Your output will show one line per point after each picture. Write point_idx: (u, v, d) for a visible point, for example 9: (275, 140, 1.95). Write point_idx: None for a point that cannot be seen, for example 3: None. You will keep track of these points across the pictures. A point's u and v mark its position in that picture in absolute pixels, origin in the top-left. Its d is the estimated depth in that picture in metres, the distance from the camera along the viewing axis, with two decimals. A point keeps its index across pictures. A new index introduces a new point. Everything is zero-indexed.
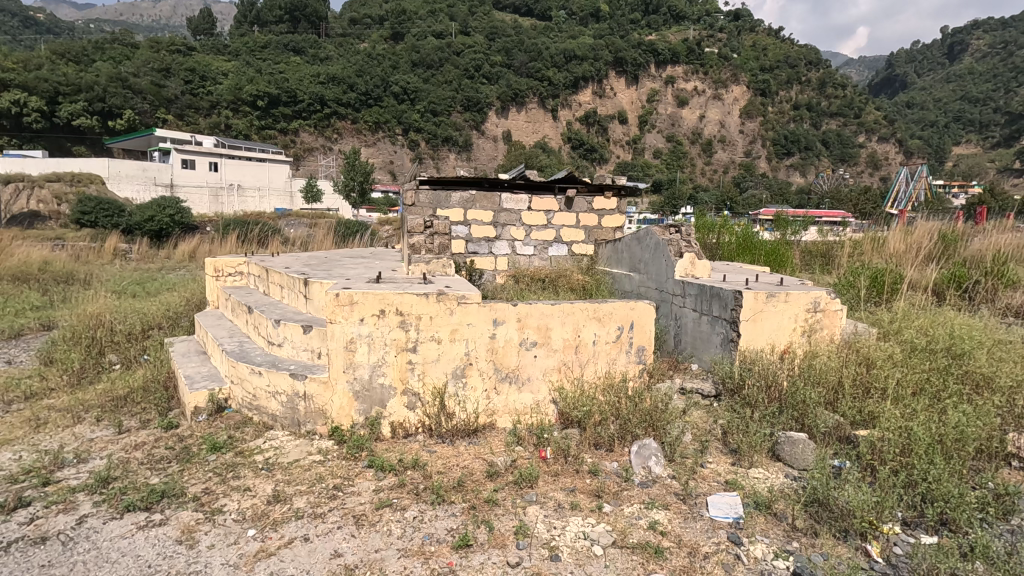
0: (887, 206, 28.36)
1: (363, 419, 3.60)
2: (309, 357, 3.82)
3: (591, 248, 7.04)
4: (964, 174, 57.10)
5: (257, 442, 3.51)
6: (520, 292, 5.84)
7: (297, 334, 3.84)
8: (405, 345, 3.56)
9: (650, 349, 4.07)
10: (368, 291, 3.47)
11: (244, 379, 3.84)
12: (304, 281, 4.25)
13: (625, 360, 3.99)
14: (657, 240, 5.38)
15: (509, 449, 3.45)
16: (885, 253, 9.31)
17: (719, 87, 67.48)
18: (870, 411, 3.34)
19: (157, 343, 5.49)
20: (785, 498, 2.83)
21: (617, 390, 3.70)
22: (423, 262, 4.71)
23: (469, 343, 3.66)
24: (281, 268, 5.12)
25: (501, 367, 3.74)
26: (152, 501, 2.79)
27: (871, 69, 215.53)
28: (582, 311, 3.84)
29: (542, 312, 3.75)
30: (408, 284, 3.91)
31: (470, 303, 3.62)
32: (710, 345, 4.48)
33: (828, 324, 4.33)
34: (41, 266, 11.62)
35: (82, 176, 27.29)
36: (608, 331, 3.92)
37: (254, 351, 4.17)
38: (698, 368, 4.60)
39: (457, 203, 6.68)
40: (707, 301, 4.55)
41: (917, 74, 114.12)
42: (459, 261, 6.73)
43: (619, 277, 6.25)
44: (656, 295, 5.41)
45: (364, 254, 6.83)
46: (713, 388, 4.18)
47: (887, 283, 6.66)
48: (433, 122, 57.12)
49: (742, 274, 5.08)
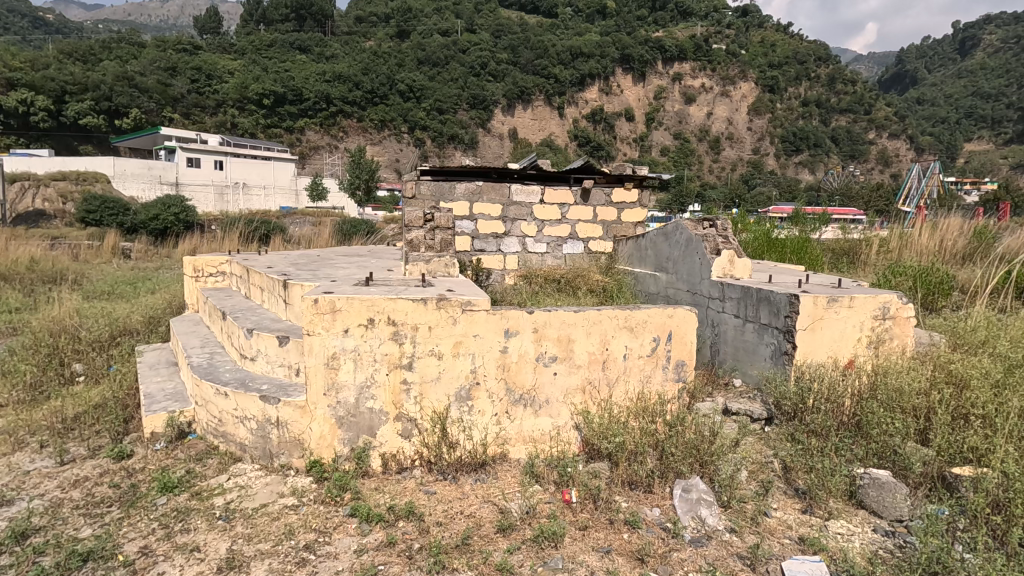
0: (899, 202, 27.20)
1: (348, 451, 2.99)
2: (285, 374, 3.23)
3: (609, 245, 6.40)
4: (976, 170, 55.78)
5: (218, 479, 2.90)
6: (533, 294, 5.22)
7: (271, 346, 3.25)
8: (398, 361, 2.96)
9: (691, 363, 3.42)
10: (353, 297, 2.88)
11: (207, 401, 3.23)
12: (284, 284, 3.66)
13: (661, 378, 3.36)
14: (690, 237, 4.73)
15: (523, 487, 2.83)
16: (915, 253, 8.65)
17: (727, 84, 66.30)
18: (973, 446, 2.67)
19: (126, 352, 4.88)
20: (887, 567, 2.19)
21: (653, 413, 3.12)
22: (421, 260, 4.10)
23: (475, 357, 3.05)
24: (263, 268, 4.53)
25: (515, 388, 3.13)
26: (69, 569, 2.21)
27: (880, 65, 211.34)
28: (612, 320, 3.21)
29: (563, 320, 3.14)
30: (402, 287, 3.31)
31: (476, 309, 2.99)
32: (757, 357, 3.83)
33: (899, 333, 3.66)
34: (32, 266, 11.09)
35: (88, 176, 26.91)
36: (641, 343, 3.29)
37: (224, 364, 3.58)
38: (742, 384, 3.95)
39: (461, 196, 6.06)
40: (753, 306, 3.89)
41: (928, 69, 111.51)
42: (464, 260, 6.10)
43: (641, 277, 5.62)
44: (688, 298, 4.77)
45: (361, 253, 6.24)
46: (764, 408, 3.52)
47: (935, 284, 5.97)
48: (439, 121, 56.37)
49: (788, 273, 4.46)
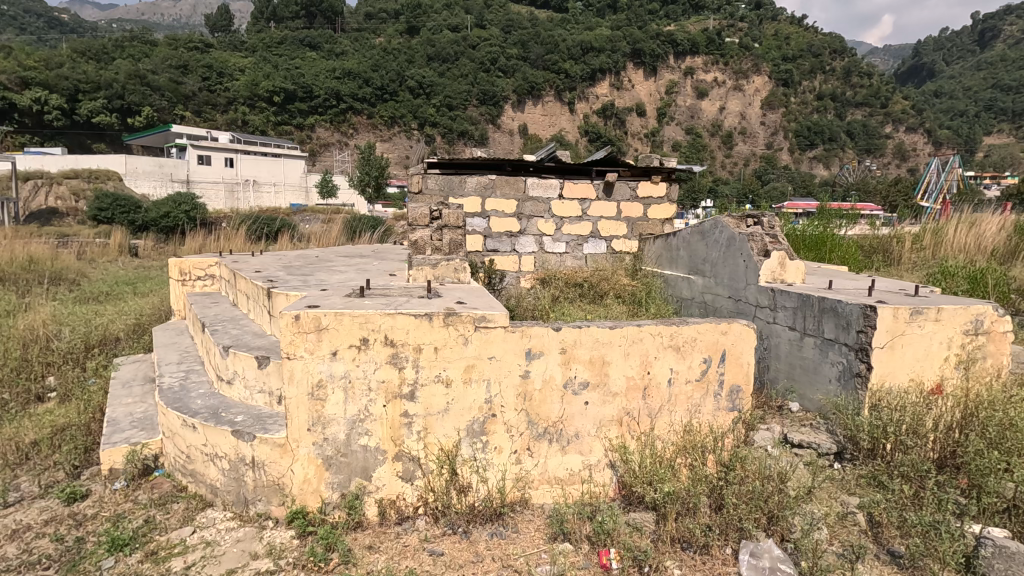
0: (917, 197, 25.96)
1: (338, 497, 2.48)
2: (266, 402, 2.72)
3: (635, 244, 5.84)
4: (997, 165, 53.81)
5: (180, 533, 2.40)
6: (554, 301, 4.68)
7: (251, 368, 2.75)
8: (396, 389, 2.46)
9: (748, 389, 2.87)
10: (342, 313, 2.39)
11: (174, 433, 2.73)
12: (268, 293, 3.18)
13: (712, 408, 2.81)
14: (732, 236, 4.17)
15: (551, 548, 2.30)
16: (951, 251, 7.93)
17: (740, 78, 65.14)
18: None
19: (105, 364, 4.40)
20: None
21: (702, 451, 2.58)
22: (426, 265, 3.59)
23: (491, 386, 2.53)
24: (250, 273, 4.02)
25: (538, 421, 2.61)
26: None
27: (897, 58, 205.95)
28: (654, 337, 2.67)
29: (596, 339, 2.61)
30: (404, 298, 2.77)
31: (493, 326, 2.48)
32: (820, 379, 3.25)
33: (993, 351, 3.08)
34: (29, 264, 10.59)
35: (100, 173, 26.57)
36: (689, 366, 2.74)
37: (198, 388, 3.08)
38: (802, 409, 3.37)
39: (472, 190, 5.52)
40: (814, 318, 3.31)
41: (945, 61, 107.73)
42: (476, 261, 5.57)
43: (674, 280, 5.06)
44: (729, 304, 4.21)
45: (364, 254, 5.76)
46: (834, 440, 2.96)
47: (994, 286, 5.33)
48: (448, 117, 55.09)
49: (848, 278, 3.91)
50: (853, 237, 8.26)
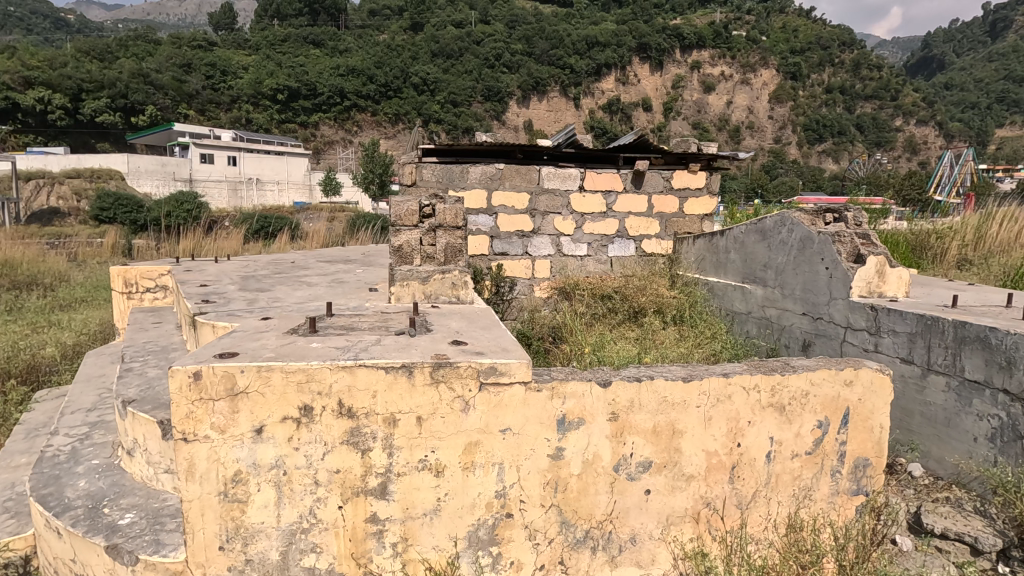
0: (930, 191, 24.29)
1: None
2: (175, 484, 1.88)
3: (668, 245, 4.95)
4: (1011, 159, 51.85)
5: None
6: (579, 321, 3.80)
7: (153, 435, 1.89)
8: (360, 482, 1.58)
9: (879, 462, 1.97)
10: (268, 364, 1.52)
11: (41, 535, 1.86)
12: (190, 322, 2.34)
13: (826, 488, 1.92)
14: (808, 234, 3.27)
15: None
16: (995, 249, 6.83)
17: (748, 71, 63.44)
18: None
19: (24, 398, 3.52)
20: None
21: (810, 555, 1.71)
22: (414, 277, 2.69)
23: (506, 470, 1.66)
24: (192, 290, 3.14)
25: (578, 520, 1.73)
26: None
27: (904, 50, 200.47)
28: (746, 393, 1.79)
29: (662, 398, 1.74)
30: (370, 335, 1.86)
31: (509, 383, 1.62)
32: (956, 437, 2.35)
33: None
34: (3, 267, 9.71)
35: (102, 172, 25.65)
36: (799, 432, 1.86)
37: (94, 456, 2.19)
38: (928, 473, 2.46)
39: (477, 182, 4.64)
40: (947, 349, 2.40)
41: (956, 53, 103.66)
42: (480, 265, 4.67)
43: (722, 290, 4.20)
44: (805, 322, 3.30)
45: (351, 258, 4.96)
46: (996, 531, 2.05)
47: None
48: (453, 113, 53.58)
49: (958, 296, 3.01)
50: (892, 233, 6.99)
